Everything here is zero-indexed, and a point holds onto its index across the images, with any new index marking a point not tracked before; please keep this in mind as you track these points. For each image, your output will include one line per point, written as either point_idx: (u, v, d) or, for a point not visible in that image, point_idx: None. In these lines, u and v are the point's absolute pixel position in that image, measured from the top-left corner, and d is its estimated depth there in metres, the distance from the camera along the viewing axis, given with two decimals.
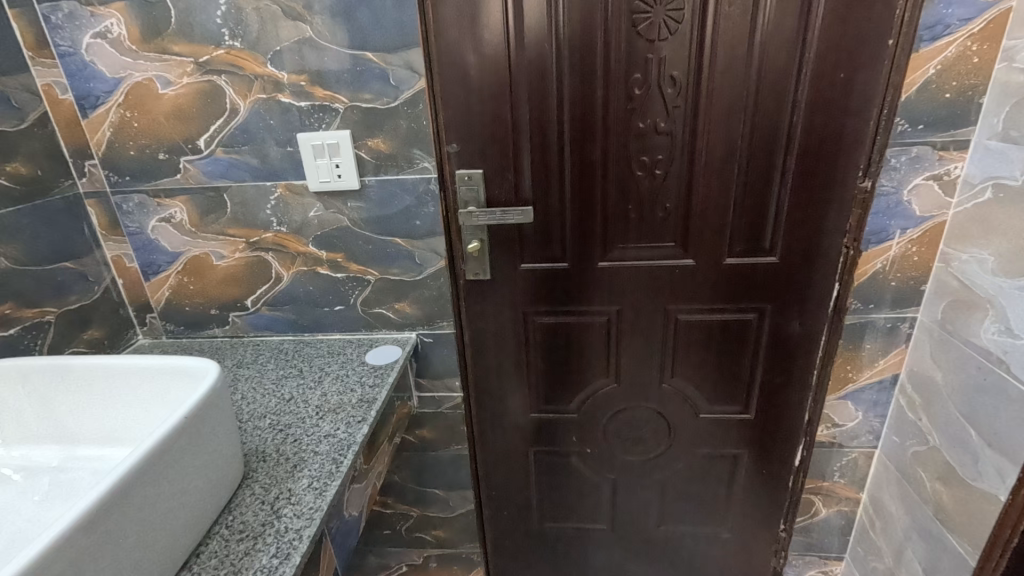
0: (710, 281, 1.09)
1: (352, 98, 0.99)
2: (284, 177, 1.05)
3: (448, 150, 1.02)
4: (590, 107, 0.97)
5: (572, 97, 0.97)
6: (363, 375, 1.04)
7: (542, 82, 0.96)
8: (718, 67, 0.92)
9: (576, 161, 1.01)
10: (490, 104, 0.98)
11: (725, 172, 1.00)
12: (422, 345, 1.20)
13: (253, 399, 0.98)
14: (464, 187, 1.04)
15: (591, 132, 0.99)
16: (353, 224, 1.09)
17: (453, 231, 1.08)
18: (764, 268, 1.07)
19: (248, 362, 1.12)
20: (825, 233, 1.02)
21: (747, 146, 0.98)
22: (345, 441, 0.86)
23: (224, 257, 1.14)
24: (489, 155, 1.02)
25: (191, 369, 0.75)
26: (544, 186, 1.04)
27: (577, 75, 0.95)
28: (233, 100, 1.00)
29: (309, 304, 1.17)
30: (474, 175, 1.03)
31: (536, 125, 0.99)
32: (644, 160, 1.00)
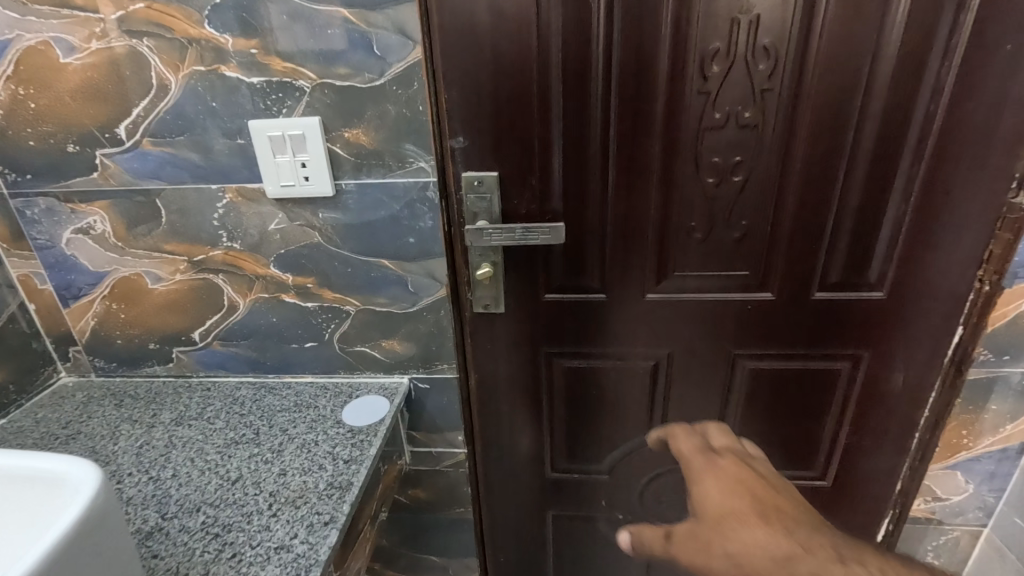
0: (795, 321, 0.83)
1: (322, 73, 0.73)
2: (234, 178, 0.79)
3: (452, 146, 0.75)
4: (647, 91, 0.71)
5: (624, 76, 0.70)
6: (337, 443, 0.78)
7: (583, 56, 0.70)
8: (832, 35, 0.66)
9: (625, 162, 0.75)
10: (511, 85, 0.72)
11: (827, 180, 0.74)
12: (417, 392, 0.95)
13: (186, 482, 0.73)
14: (474, 196, 0.77)
15: (648, 125, 0.73)
16: (327, 240, 0.83)
17: (458, 251, 0.82)
18: (868, 305, 0.81)
19: (190, 417, 0.87)
20: (955, 262, 0.77)
21: (861, 145, 0.72)
22: (303, 561, 0.61)
23: (162, 279, 0.88)
24: (508, 154, 0.76)
25: (68, 477, 0.50)
26: (581, 197, 0.78)
27: (633, 43, 0.69)
28: (160, 73, 0.74)
29: (272, 339, 0.92)
30: (487, 178, 0.77)
31: (573, 115, 0.73)
32: (717, 164, 0.74)
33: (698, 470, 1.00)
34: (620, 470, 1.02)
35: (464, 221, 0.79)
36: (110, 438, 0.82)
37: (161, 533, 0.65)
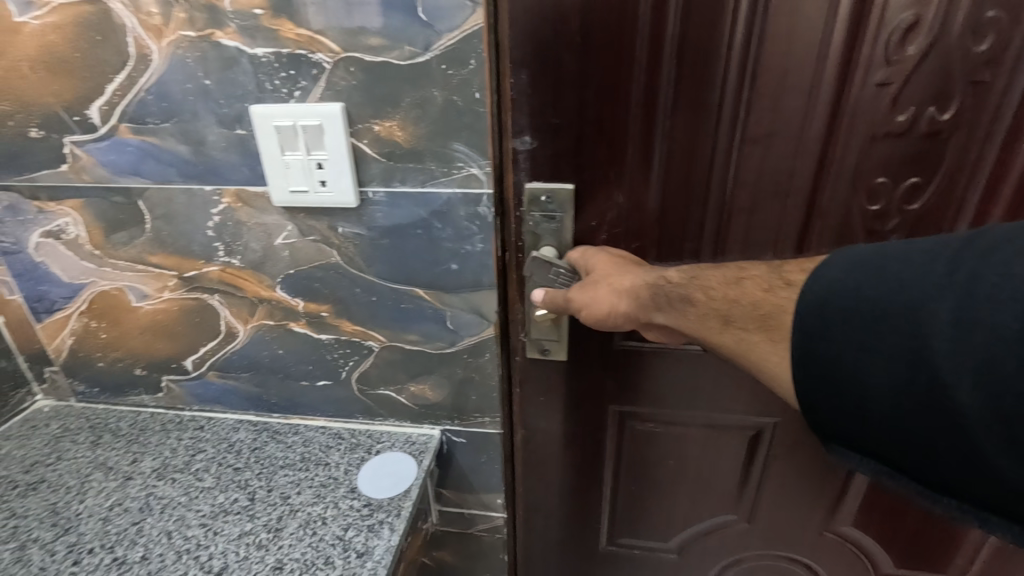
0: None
1: (347, 44, 0.54)
2: (232, 178, 0.62)
3: (515, 149, 0.58)
4: (793, 88, 0.52)
5: (766, 66, 0.52)
6: (349, 527, 0.61)
7: (710, 37, 0.51)
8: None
9: (753, 177, 0.56)
10: (605, 72, 0.53)
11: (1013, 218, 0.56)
12: (449, 446, 0.77)
13: (159, 572, 0.57)
14: (539, 216, 0.60)
15: (787, 134, 0.54)
16: (346, 261, 0.65)
17: (514, 285, 0.65)
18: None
19: (175, 469, 0.71)
20: None
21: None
22: None
23: (147, 297, 0.72)
24: (590, 161, 0.57)
25: None
26: (682, 223, 0.59)
27: (786, 15, 0.50)
28: (139, 39, 0.56)
29: (277, 374, 0.75)
30: (558, 193, 0.59)
31: (686, 113, 0.54)
32: (874, 188, 0.56)
33: (790, 558, 0.81)
34: (693, 550, 0.82)
35: (526, 248, 0.63)
36: (76, 493, 0.67)
37: None
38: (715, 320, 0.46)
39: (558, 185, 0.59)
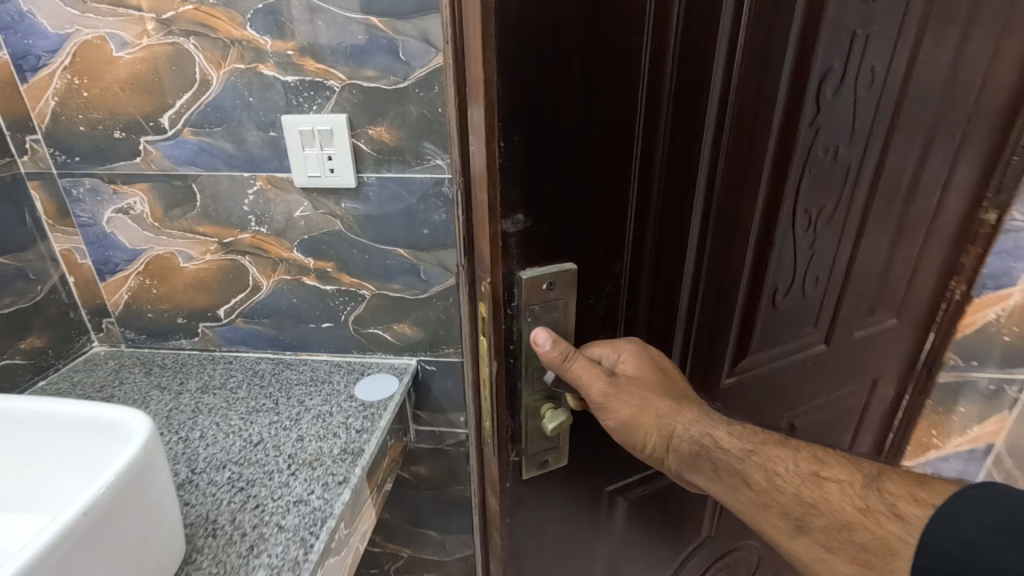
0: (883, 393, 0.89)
1: (351, 75, 0.79)
2: (265, 168, 0.86)
3: (503, 231, 0.52)
4: (759, 135, 0.59)
5: (724, 118, 0.56)
6: (349, 416, 0.85)
7: (675, 80, 0.52)
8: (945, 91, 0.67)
9: (719, 221, 0.61)
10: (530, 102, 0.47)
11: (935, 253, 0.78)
12: (424, 373, 1.01)
13: (214, 443, 0.79)
14: (538, 303, 0.56)
15: (744, 185, 0.61)
16: (348, 228, 0.90)
17: (501, 390, 0.59)
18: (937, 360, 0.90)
19: (215, 387, 0.94)
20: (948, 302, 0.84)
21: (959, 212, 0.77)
22: (319, 513, 0.68)
23: (193, 259, 0.95)
24: (544, 204, 0.52)
25: (117, 428, 0.57)
26: (724, 275, 0.65)
27: (737, 86, 0.55)
28: (203, 70, 0.81)
29: (292, 319, 0.99)
30: (560, 276, 0.55)
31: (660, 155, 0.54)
32: (808, 227, 0.68)
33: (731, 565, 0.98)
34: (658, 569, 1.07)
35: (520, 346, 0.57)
36: (142, 402, 0.90)
37: (192, 484, 0.72)
38: (789, 525, 0.53)
39: (558, 269, 0.55)
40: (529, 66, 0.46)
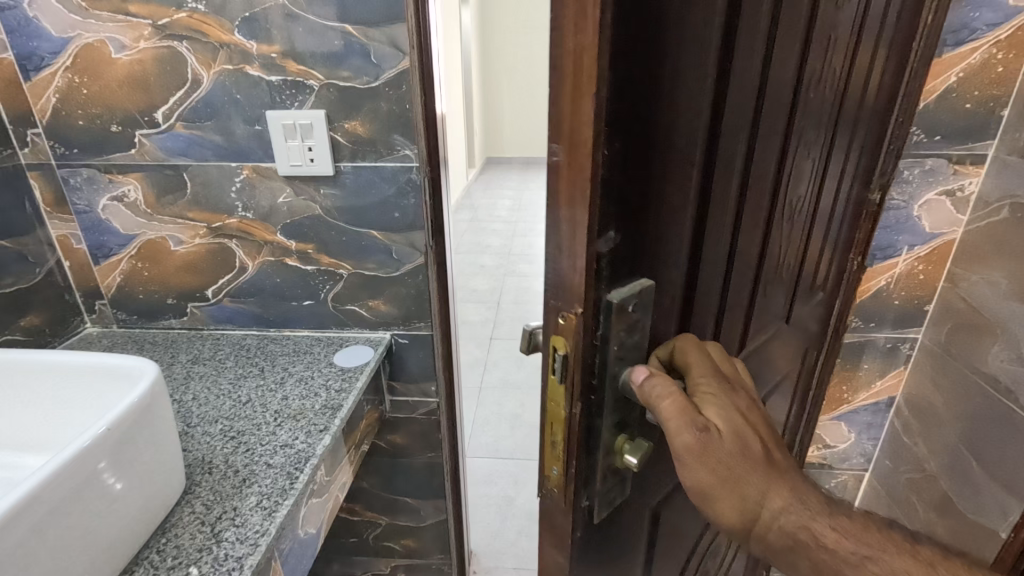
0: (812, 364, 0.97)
1: (329, 75, 0.90)
2: (251, 158, 0.96)
3: (597, 252, 0.42)
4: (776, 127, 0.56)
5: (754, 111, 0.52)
6: (328, 379, 0.95)
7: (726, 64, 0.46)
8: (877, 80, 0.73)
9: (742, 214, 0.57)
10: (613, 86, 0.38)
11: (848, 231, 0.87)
12: (397, 346, 1.12)
13: (206, 402, 0.89)
14: (624, 329, 0.47)
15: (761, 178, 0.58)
16: (326, 213, 1.00)
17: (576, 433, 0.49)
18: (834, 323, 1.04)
19: (204, 358, 1.03)
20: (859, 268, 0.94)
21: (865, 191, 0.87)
22: (303, 454, 0.78)
23: (182, 242, 1.04)
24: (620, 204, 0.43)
25: (142, 373, 0.67)
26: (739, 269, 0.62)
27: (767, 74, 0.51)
28: (195, 70, 0.91)
29: (275, 297, 1.08)
30: (640, 293, 0.47)
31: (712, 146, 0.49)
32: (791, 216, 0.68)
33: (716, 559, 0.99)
34: None
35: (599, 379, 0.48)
36: None
37: (189, 435, 0.81)
38: None
39: (639, 286, 0.47)
40: (629, 54, 0.38)
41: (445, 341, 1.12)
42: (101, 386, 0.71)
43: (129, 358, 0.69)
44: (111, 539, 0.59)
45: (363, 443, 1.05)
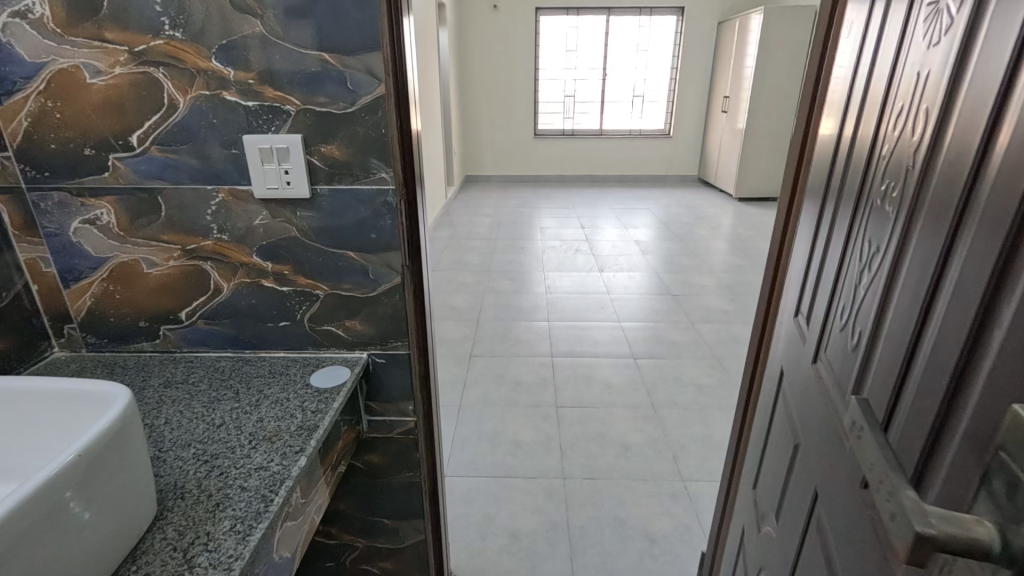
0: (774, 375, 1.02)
1: (305, 101, 0.92)
2: (227, 181, 0.97)
3: None
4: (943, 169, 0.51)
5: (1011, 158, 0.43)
6: (305, 399, 0.95)
7: None
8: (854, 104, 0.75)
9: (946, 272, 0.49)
10: None
11: (804, 246, 0.92)
12: (374, 366, 1.12)
13: (179, 426, 0.88)
14: None
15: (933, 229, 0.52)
16: (303, 235, 1.01)
17: None
18: (762, 326, 1.14)
19: (177, 381, 1.02)
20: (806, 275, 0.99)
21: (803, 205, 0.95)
22: (278, 476, 0.78)
23: (156, 265, 1.04)
24: None
25: (118, 398, 0.67)
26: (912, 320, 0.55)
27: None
28: (171, 95, 0.92)
29: (251, 318, 1.08)
30: None
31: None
32: None
33: None
34: None
35: None
36: None
37: (161, 459, 0.80)
38: None
39: None
40: None
41: (424, 357, 1.14)
42: (70, 412, 0.70)
43: (106, 383, 0.69)
44: (78, 565, 0.58)
45: (339, 465, 1.05)
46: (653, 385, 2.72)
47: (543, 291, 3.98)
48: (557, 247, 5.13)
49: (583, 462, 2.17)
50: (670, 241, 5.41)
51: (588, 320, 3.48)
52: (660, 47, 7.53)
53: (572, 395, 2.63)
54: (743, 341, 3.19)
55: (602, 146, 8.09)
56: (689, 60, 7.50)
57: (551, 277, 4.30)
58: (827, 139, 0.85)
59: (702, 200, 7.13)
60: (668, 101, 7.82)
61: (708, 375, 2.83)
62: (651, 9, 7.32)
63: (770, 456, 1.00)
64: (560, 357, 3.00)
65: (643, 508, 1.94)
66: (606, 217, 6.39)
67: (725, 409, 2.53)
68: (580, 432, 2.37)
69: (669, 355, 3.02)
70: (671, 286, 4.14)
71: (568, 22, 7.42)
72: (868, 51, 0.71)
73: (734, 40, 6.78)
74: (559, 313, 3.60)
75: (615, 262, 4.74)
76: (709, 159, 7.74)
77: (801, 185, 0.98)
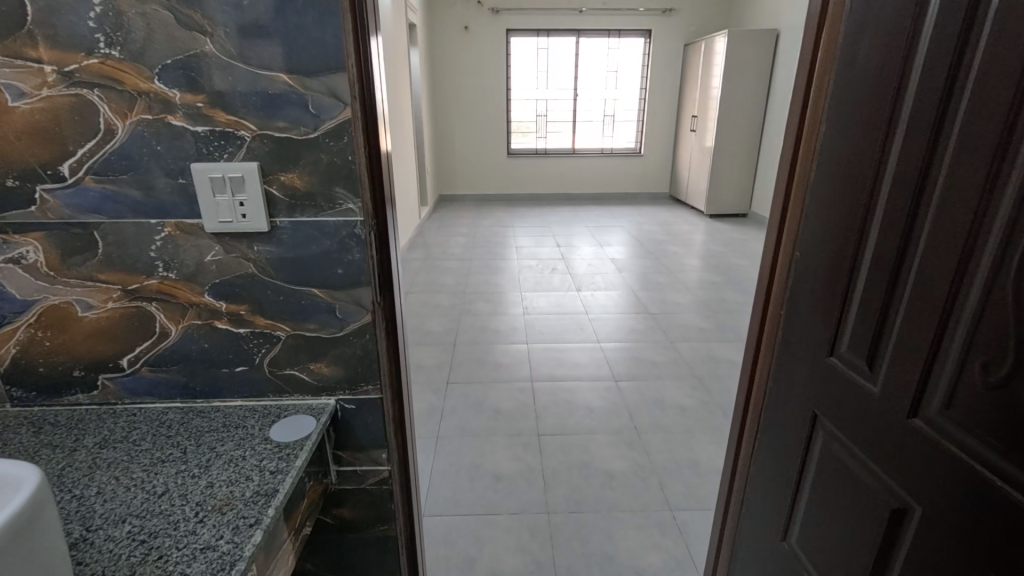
0: (795, 417, 0.93)
1: (262, 126, 0.84)
2: (173, 214, 0.87)
3: None
4: None
5: None
6: (263, 458, 0.85)
7: None
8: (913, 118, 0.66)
9: None
10: None
11: (828, 274, 0.82)
12: (344, 412, 1.02)
13: (113, 499, 0.76)
14: None
15: None
16: (261, 271, 0.92)
17: None
18: (754, 356, 1.08)
19: (115, 441, 0.90)
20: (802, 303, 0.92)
21: (813, 233, 0.86)
22: (228, 557, 0.67)
23: (93, 307, 0.92)
24: None
25: (24, 478, 0.56)
26: None
27: None
28: (108, 120, 0.82)
29: (203, 364, 0.97)
30: None
31: None
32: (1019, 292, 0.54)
33: None
34: None
35: None
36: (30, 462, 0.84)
37: (87, 542, 0.68)
38: None
39: None
40: None
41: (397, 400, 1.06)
42: None
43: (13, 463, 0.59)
44: None
45: (304, 527, 0.94)
46: (636, 409, 2.66)
47: (521, 313, 3.91)
48: (533, 267, 5.09)
49: (568, 494, 2.09)
50: (645, 259, 5.43)
51: (568, 342, 3.42)
52: (629, 68, 7.69)
53: (554, 423, 2.55)
54: (722, 361, 3.17)
55: (575, 164, 8.16)
56: (658, 81, 7.66)
57: (528, 297, 4.23)
58: (853, 161, 0.76)
59: (674, 217, 7.23)
60: (638, 121, 7.97)
61: (690, 396, 2.79)
62: (619, 32, 7.48)
63: (804, 509, 0.91)
64: (540, 382, 2.91)
65: (631, 543, 1.86)
66: (581, 235, 6.40)
67: (709, 431, 2.49)
68: (563, 462, 2.28)
69: (651, 377, 2.98)
70: (649, 305, 4.13)
71: (539, 44, 7.52)
72: (936, 65, 0.62)
73: (700, 63, 6.98)
74: (538, 335, 3.53)
75: (592, 281, 4.72)
76: (679, 177, 7.88)
77: (798, 211, 0.92)
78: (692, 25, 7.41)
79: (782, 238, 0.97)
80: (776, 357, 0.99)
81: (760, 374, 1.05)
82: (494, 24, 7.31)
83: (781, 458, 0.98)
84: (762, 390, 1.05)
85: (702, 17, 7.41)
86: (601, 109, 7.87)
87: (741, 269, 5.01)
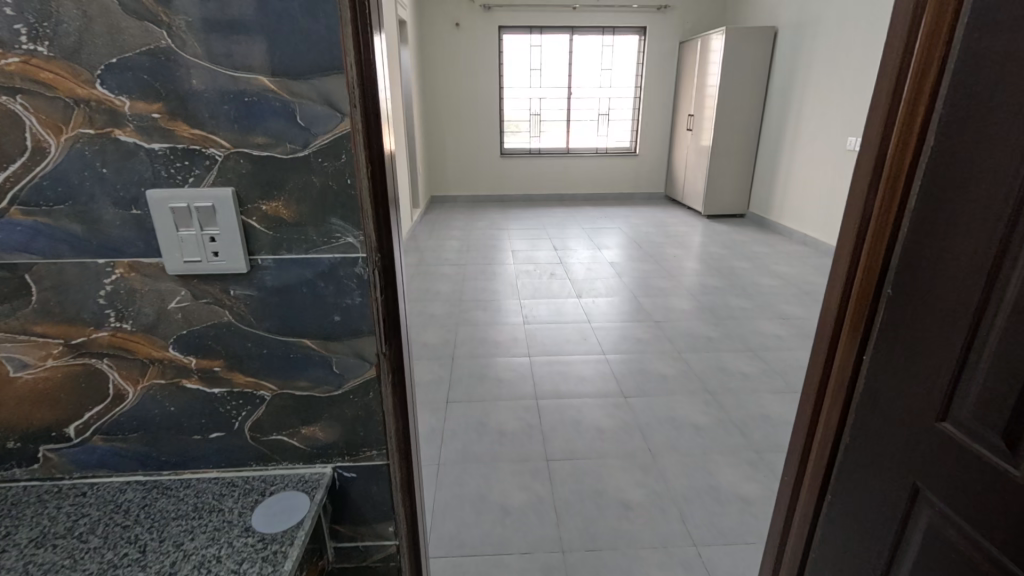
0: (885, 482, 0.81)
1: (238, 142, 0.66)
2: (126, 252, 0.69)
3: None
4: None
5: None
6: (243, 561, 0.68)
7: None
8: None
9: None
10: None
11: (938, 323, 0.70)
12: (342, 481, 0.86)
13: None
14: None
15: None
16: (239, 320, 0.74)
17: None
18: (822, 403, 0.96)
19: (55, 536, 0.72)
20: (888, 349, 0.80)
21: (911, 277, 0.75)
22: None
23: (28, 366, 0.74)
24: None
25: None
26: None
27: None
28: (37, 135, 0.64)
29: (170, 431, 0.80)
30: None
31: None
32: None
33: None
34: None
35: None
36: None
37: None
38: None
39: None
40: None
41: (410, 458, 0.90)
42: None
43: None
44: None
45: None
46: (648, 429, 2.51)
47: (521, 322, 3.75)
48: (530, 272, 4.93)
49: (582, 528, 1.93)
50: (644, 262, 5.30)
51: (571, 354, 3.26)
52: (623, 66, 7.54)
53: (562, 445, 2.39)
54: (733, 373, 3.03)
55: (569, 164, 8.00)
56: (653, 79, 7.53)
57: (527, 305, 4.07)
58: (979, 195, 0.64)
59: (671, 218, 7.11)
60: (633, 120, 7.83)
61: (703, 413, 2.64)
62: (613, 29, 7.33)
63: None
64: (545, 400, 2.75)
65: None
66: (577, 237, 6.26)
67: (727, 453, 2.35)
68: (575, 490, 2.12)
69: (660, 392, 2.83)
70: (652, 312, 3.98)
71: (532, 41, 7.35)
72: None
73: (696, 60, 6.85)
74: (539, 347, 3.36)
75: (592, 286, 4.57)
76: (675, 176, 7.76)
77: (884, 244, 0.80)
78: (688, 22, 7.28)
79: (859, 278, 0.85)
80: (855, 410, 0.88)
81: (829, 425, 0.94)
82: (486, 21, 7.13)
83: (863, 525, 0.86)
84: (835, 442, 0.94)
85: (697, 13, 7.28)
86: (595, 108, 7.73)
87: (743, 273, 4.89)
